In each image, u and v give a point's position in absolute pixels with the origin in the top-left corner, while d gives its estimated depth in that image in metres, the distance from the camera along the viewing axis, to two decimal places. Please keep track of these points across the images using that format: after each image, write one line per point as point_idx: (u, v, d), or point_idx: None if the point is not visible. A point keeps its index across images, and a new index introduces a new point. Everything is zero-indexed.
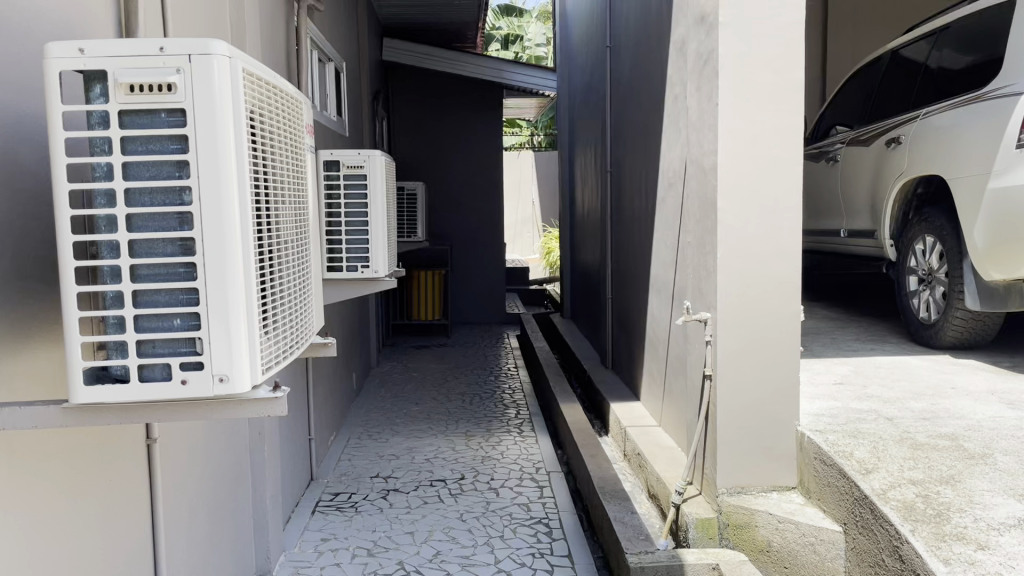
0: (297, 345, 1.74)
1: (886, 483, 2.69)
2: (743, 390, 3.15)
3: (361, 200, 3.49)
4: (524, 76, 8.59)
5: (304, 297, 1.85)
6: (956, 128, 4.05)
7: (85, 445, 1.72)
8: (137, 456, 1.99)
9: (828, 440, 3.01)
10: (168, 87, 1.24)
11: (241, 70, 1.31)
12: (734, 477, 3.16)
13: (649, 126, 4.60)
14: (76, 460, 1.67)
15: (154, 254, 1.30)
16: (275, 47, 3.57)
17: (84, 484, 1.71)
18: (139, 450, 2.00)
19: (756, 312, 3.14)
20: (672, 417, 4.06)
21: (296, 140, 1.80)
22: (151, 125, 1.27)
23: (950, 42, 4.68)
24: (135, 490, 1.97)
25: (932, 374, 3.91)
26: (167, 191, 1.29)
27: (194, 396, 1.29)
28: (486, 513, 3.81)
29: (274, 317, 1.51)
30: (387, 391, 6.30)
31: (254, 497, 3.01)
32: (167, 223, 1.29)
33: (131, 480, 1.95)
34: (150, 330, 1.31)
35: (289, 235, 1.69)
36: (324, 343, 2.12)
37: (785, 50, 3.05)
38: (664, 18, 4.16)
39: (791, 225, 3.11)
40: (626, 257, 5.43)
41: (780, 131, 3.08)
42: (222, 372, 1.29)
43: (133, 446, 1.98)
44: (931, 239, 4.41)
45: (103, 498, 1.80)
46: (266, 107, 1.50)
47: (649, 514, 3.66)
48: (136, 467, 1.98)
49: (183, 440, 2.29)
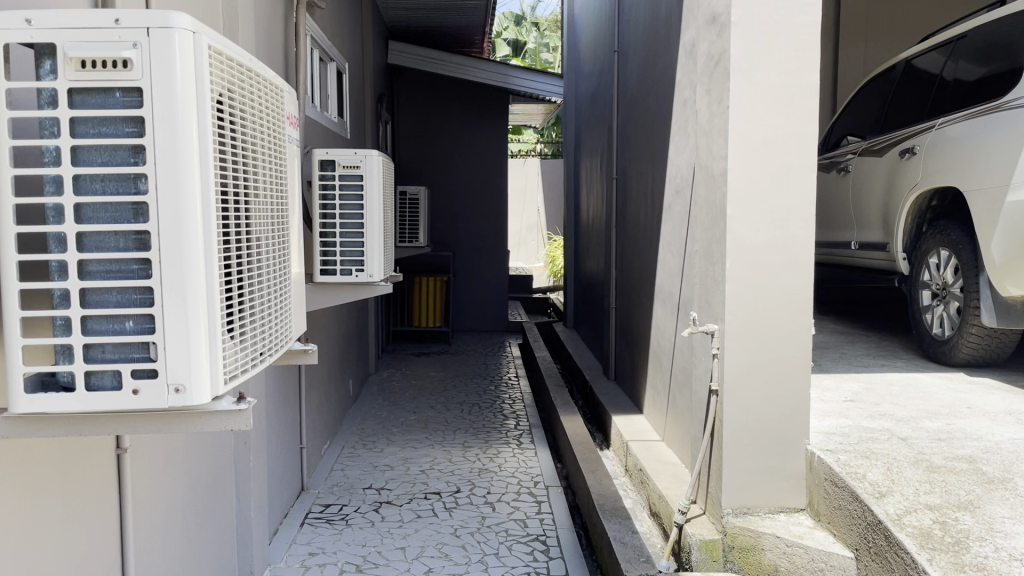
0: (273, 351, 1.62)
1: (901, 508, 2.55)
2: (751, 407, 3.02)
3: (356, 201, 3.34)
4: (532, 81, 8.46)
5: (282, 301, 1.72)
6: (972, 139, 3.92)
7: (54, 452, 1.62)
8: (107, 468, 1.86)
9: (840, 461, 2.88)
10: (123, 63, 1.12)
11: (207, 48, 1.18)
12: (740, 496, 3.02)
13: (656, 134, 4.48)
14: (42, 471, 1.57)
15: (105, 249, 1.17)
16: (272, 42, 3.45)
17: (47, 490, 1.58)
18: (108, 463, 1.87)
19: (765, 326, 3.01)
20: (676, 432, 3.92)
21: (276, 132, 1.68)
22: (105, 106, 1.15)
23: (967, 52, 4.55)
24: (104, 505, 1.84)
25: (945, 392, 3.77)
26: (120, 179, 1.16)
27: (147, 408, 1.17)
28: (481, 529, 3.66)
29: (242, 324, 1.37)
30: (385, 399, 6.18)
31: (238, 505, 2.88)
32: (121, 215, 1.17)
33: (100, 493, 1.82)
34: (100, 334, 1.18)
35: (265, 233, 1.56)
36: (304, 349, 1.99)
37: (800, 50, 2.91)
38: (675, 23, 4.03)
39: (805, 235, 2.97)
40: (631, 267, 5.30)
41: (794, 136, 2.94)
42: (178, 382, 1.16)
43: (103, 457, 1.85)
44: (945, 252, 4.30)
45: (67, 507, 1.68)
46: (238, 89, 1.37)
47: (651, 532, 3.53)
48: (106, 479, 1.86)
49: (155, 450, 2.15)
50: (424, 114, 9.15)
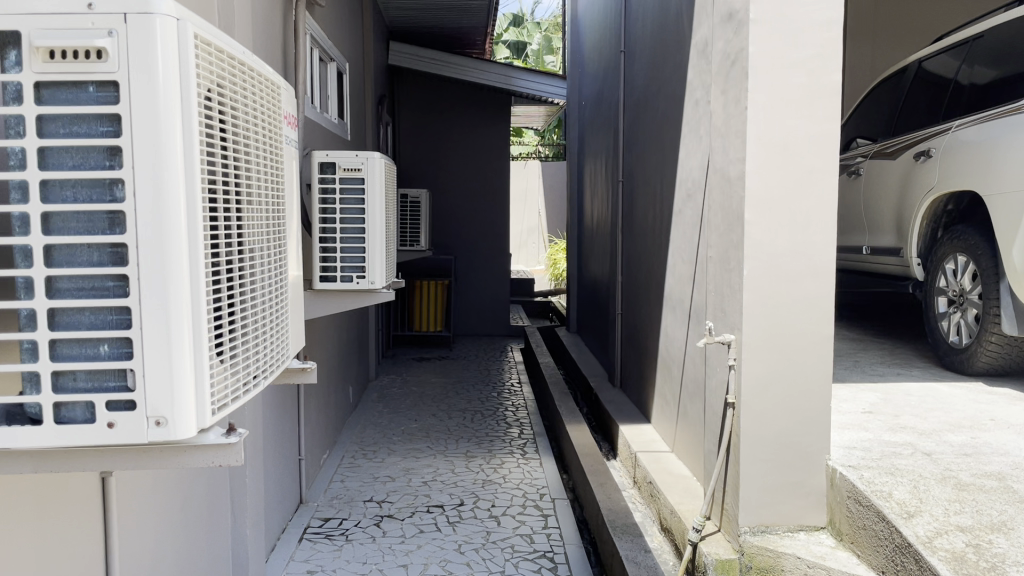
0: (268, 373, 1.49)
1: (931, 530, 2.42)
2: (769, 421, 2.89)
3: (357, 204, 3.21)
4: (533, 82, 8.32)
5: (278, 316, 1.60)
6: (989, 142, 3.81)
7: (41, 495, 1.45)
8: (90, 513, 1.63)
9: (863, 478, 2.75)
10: (97, 53, 1.01)
11: (192, 37, 1.07)
12: (759, 514, 2.89)
13: (666, 136, 4.36)
14: (29, 520, 1.41)
15: (76, 264, 1.05)
16: (270, 41, 3.32)
17: (22, 541, 1.38)
18: (93, 508, 1.63)
19: (785, 336, 2.87)
20: (687, 444, 3.79)
21: (273, 134, 1.55)
22: (77, 101, 1.03)
23: (983, 55, 4.40)
24: (87, 553, 1.61)
25: (965, 403, 3.64)
26: (94, 185, 1.04)
27: (124, 443, 1.04)
28: (486, 545, 3.53)
29: (233, 345, 1.25)
30: (385, 406, 6.05)
31: (234, 525, 2.74)
32: (94, 224, 1.05)
33: (81, 540, 1.59)
34: (71, 359, 1.06)
35: (257, 243, 1.43)
36: (303, 367, 1.86)
37: (822, 49, 2.79)
38: (686, 22, 3.91)
39: (827, 242, 2.85)
40: (638, 272, 5.17)
41: (815, 139, 2.82)
42: (158, 414, 1.04)
43: (87, 500, 1.62)
44: (962, 258, 4.18)
45: (53, 556, 1.50)
46: (229, 85, 1.25)
47: (662, 549, 3.40)
48: (89, 526, 1.62)
49: (153, 483, 1.97)
50: (424, 115, 9.02)
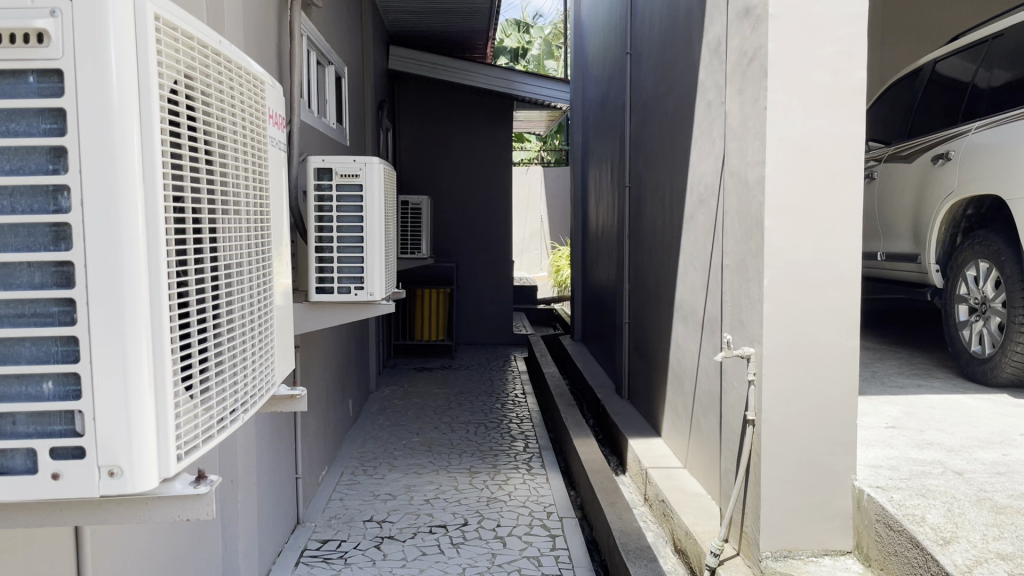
0: (254, 402, 1.35)
1: (970, 558, 2.23)
2: (792, 441, 2.72)
3: (356, 214, 3.06)
4: (535, 86, 8.16)
5: (265, 338, 1.46)
6: (1009, 145, 3.65)
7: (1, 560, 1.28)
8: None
9: (894, 500, 2.58)
10: (39, 37, 0.90)
11: (149, 21, 0.96)
12: (781, 538, 2.73)
13: (675, 139, 4.20)
14: None
15: (14, 285, 0.94)
16: (265, 42, 3.17)
17: None
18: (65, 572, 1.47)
19: (808, 349, 2.71)
20: (701, 460, 3.63)
21: (258, 136, 1.42)
22: (15, 94, 0.92)
23: (1000, 55, 4.22)
24: None
25: (993, 416, 3.47)
26: (34, 193, 0.92)
27: (73, 496, 0.93)
28: (491, 569, 3.36)
29: (205, 372, 1.12)
30: (386, 420, 5.88)
31: (225, 553, 2.58)
32: (36, 239, 0.93)
33: None
34: (11, 397, 0.94)
35: (241, 255, 1.30)
36: (291, 394, 1.70)
37: (845, 46, 2.64)
38: (696, 19, 3.76)
39: (853, 250, 2.69)
40: (646, 279, 5.02)
41: (839, 139, 2.67)
42: (112, 463, 0.92)
43: (57, 563, 1.45)
44: (985, 264, 4.01)
45: None
46: (198, 75, 1.13)
47: (677, 572, 3.23)
48: None
49: (138, 546, 1.81)
50: (425, 121, 8.88)
